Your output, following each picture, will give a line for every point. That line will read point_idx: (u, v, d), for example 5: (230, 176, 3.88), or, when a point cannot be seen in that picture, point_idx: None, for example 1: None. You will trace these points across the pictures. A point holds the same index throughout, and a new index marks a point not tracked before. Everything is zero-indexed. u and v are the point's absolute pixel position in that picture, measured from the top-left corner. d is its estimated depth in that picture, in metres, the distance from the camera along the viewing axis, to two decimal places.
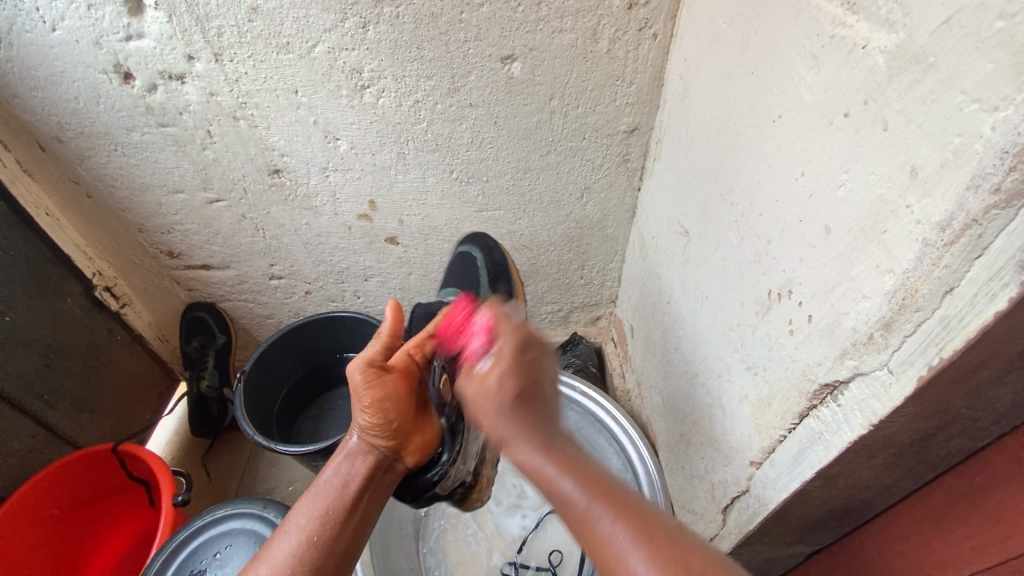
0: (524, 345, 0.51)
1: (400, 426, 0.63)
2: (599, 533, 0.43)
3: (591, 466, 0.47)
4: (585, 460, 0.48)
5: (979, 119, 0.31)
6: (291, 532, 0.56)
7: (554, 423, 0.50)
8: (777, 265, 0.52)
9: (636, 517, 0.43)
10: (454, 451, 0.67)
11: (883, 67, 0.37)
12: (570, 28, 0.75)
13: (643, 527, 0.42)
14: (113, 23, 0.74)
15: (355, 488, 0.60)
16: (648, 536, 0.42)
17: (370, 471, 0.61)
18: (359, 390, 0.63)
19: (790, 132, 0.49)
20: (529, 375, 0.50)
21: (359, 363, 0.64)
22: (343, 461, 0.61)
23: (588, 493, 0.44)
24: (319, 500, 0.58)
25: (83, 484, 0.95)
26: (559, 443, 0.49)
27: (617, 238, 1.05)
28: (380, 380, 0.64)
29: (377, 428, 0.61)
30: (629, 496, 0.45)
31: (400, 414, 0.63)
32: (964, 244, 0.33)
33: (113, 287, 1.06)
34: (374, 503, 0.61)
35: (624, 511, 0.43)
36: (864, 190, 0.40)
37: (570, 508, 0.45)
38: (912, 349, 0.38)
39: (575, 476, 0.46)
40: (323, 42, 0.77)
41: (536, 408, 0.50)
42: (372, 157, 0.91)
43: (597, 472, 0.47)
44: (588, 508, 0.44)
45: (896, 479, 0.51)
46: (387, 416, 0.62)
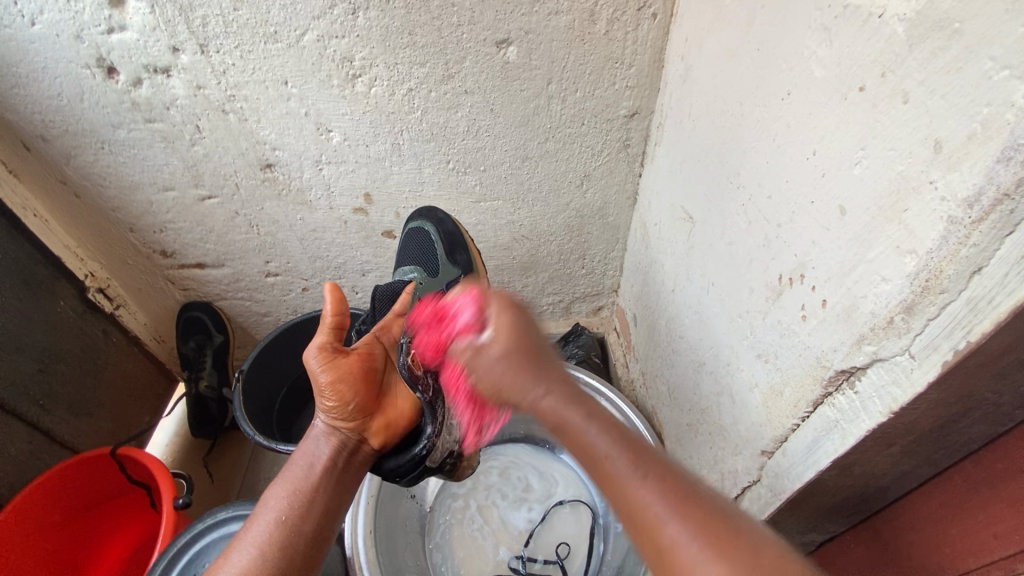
0: (514, 309, 0.47)
1: (359, 404, 0.64)
2: (637, 503, 0.38)
3: (627, 433, 0.42)
4: (615, 425, 0.43)
5: (1010, 86, 0.29)
6: (264, 516, 0.56)
7: (572, 394, 0.44)
8: (788, 249, 0.50)
9: (676, 490, 0.37)
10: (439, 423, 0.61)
11: (903, 35, 0.35)
12: (567, 9, 0.73)
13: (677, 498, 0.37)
14: (93, 15, 0.72)
15: (322, 467, 0.61)
16: (692, 513, 0.36)
17: (334, 452, 0.62)
18: (316, 375, 0.64)
19: (801, 109, 0.47)
20: (526, 341, 0.45)
21: (313, 348, 0.65)
22: (309, 443, 0.63)
23: (622, 455, 0.40)
24: (288, 481, 0.59)
25: (81, 489, 0.94)
26: (590, 412, 0.43)
27: (618, 226, 1.03)
28: (334, 363, 0.65)
29: (337, 408, 0.63)
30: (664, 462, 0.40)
31: (358, 393, 0.64)
32: (993, 221, 0.31)
33: (106, 289, 1.03)
34: (345, 484, 0.62)
35: (661, 476, 0.38)
36: (882, 167, 0.38)
37: (598, 465, 0.41)
38: (937, 333, 0.36)
39: (607, 435, 0.41)
40: (312, 30, 0.74)
41: (555, 377, 0.44)
42: (366, 148, 0.88)
43: (633, 438, 0.41)
44: (622, 472, 0.39)
45: (914, 466, 0.50)
46: (344, 396, 0.63)
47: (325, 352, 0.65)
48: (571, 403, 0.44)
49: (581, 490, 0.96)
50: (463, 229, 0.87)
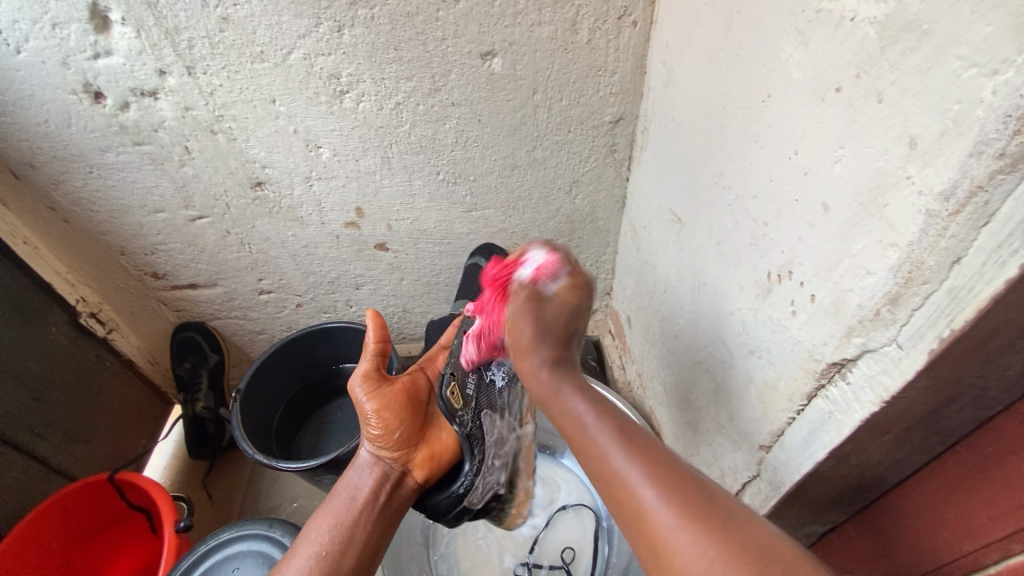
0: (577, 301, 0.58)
1: (404, 434, 0.67)
2: (617, 469, 0.45)
3: (611, 415, 0.50)
4: (599, 399, 0.52)
5: (978, 83, 0.30)
6: (305, 551, 0.57)
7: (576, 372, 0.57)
8: (775, 246, 0.51)
9: (655, 462, 0.44)
10: (478, 463, 0.66)
11: (874, 38, 0.37)
12: (549, 20, 0.74)
13: (655, 467, 0.43)
14: (79, 41, 0.72)
15: (362, 500, 0.62)
16: (663, 475, 0.43)
17: (375, 484, 0.64)
18: (362, 404, 0.67)
19: (781, 110, 0.48)
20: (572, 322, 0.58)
21: (359, 379, 0.68)
22: (351, 475, 0.65)
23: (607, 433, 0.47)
24: (327, 514, 0.61)
25: (79, 516, 0.92)
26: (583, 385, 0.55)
27: (608, 230, 1.05)
28: (380, 392, 0.68)
29: (383, 438, 0.66)
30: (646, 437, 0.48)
31: (403, 421, 0.67)
32: (970, 212, 0.32)
33: (98, 313, 1.02)
34: (384, 519, 0.63)
35: (638, 449, 0.45)
36: (862, 164, 0.39)
37: (585, 437, 0.49)
38: (922, 323, 0.37)
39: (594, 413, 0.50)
40: (298, 49, 0.75)
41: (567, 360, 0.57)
42: (356, 163, 0.89)
43: (615, 418, 0.49)
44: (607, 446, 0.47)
45: (907, 453, 0.51)
46: (390, 425, 0.66)
47: (370, 381, 0.69)
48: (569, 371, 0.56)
49: (583, 494, 0.96)
50: None
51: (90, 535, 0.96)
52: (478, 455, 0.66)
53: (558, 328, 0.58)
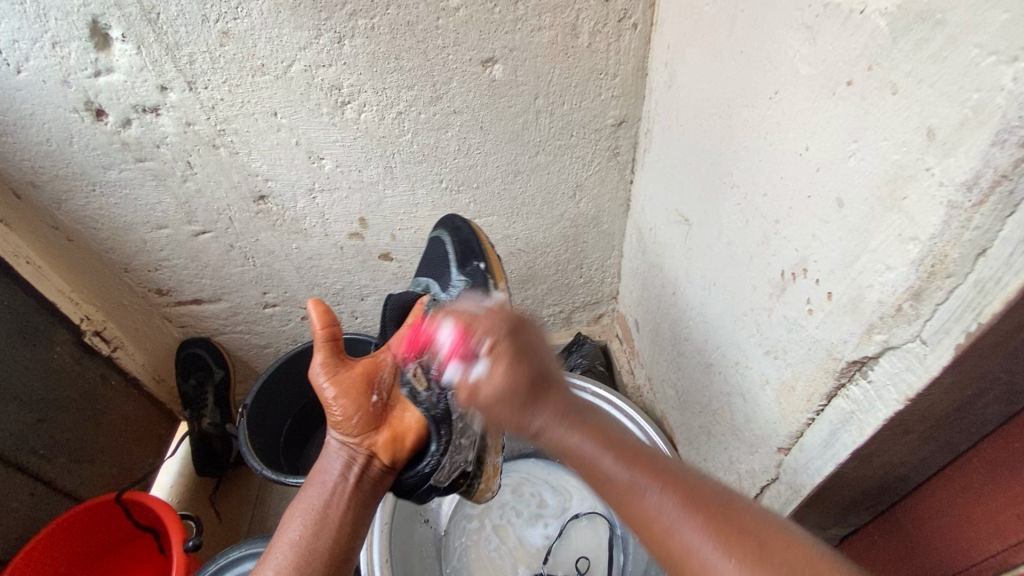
0: (517, 328, 0.47)
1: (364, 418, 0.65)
2: (648, 510, 0.39)
3: (623, 441, 0.43)
4: (612, 428, 0.45)
5: (998, 71, 0.29)
6: (284, 539, 0.58)
7: (571, 396, 0.46)
8: (788, 244, 0.51)
9: (685, 490, 0.39)
10: (444, 443, 0.63)
11: (886, 29, 0.36)
12: (549, 25, 0.74)
13: (683, 490, 0.39)
14: (79, 60, 0.72)
15: (333, 483, 0.62)
16: (696, 504, 0.39)
17: (344, 468, 0.63)
18: (324, 391, 0.67)
19: (790, 106, 0.48)
20: (531, 361, 0.46)
21: (317, 368, 0.67)
22: (323, 460, 0.65)
23: (630, 468, 0.41)
24: (301, 502, 0.61)
25: (86, 536, 0.91)
26: (588, 421, 0.45)
27: (613, 234, 1.04)
28: (337, 379, 0.67)
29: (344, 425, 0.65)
30: (669, 461, 0.42)
31: (361, 408, 0.65)
32: (994, 202, 0.31)
33: (103, 331, 1.01)
34: (356, 500, 0.62)
35: (667, 479, 0.40)
36: (877, 157, 0.38)
37: (612, 485, 0.41)
38: (946, 318, 0.36)
39: (609, 450, 0.43)
40: (298, 61, 0.75)
41: (556, 395, 0.45)
42: (358, 173, 0.89)
43: (631, 445, 0.43)
44: (635, 487, 0.40)
45: (931, 452, 0.50)
46: (348, 411, 0.65)
47: (329, 367, 0.67)
48: (569, 415, 0.45)
49: (596, 502, 0.95)
50: (480, 232, 0.81)
51: (98, 552, 0.95)
52: (444, 434, 0.63)
53: (541, 367, 0.46)
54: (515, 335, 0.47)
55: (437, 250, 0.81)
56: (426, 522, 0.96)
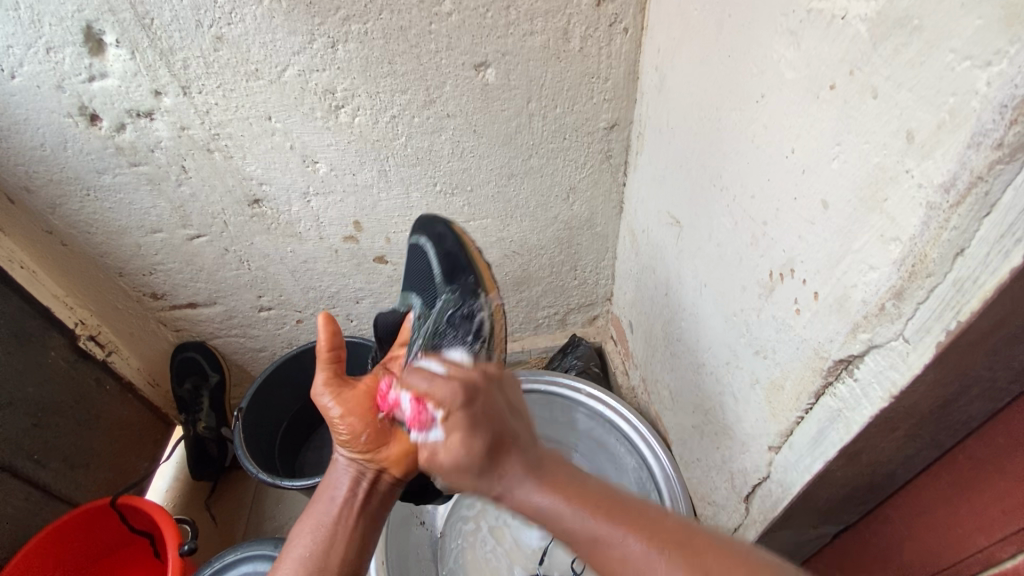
0: (472, 398, 0.50)
1: (370, 434, 0.65)
2: (618, 556, 0.41)
3: (586, 485, 0.46)
4: (575, 476, 0.47)
5: (973, 75, 0.30)
6: (292, 556, 0.58)
7: (531, 447, 0.50)
8: (776, 245, 0.51)
9: (647, 528, 0.41)
10: None
11: (866, 35, 0.37)
12: (541, 29, 0.75)
13: (645, 528, 0.41)
14: (73, 65, 0.73)
15: (341, 499, 0.62)
16: (659, 537, 0.40)
17: (353, 483, 0.63)
18: (328, 411, 0.67)
19: (776, 109, 0.48)
20: (486, 423, 0.49)
21: (320, 388, 0.68)
22: (332, 475, 0.65)
23: (590, 518, 0.43)
24: (307, 520, 0.60)
25: (81, 540, 0.91)
26: (549, 468, 0.48)
27: (607, 236, 1.05)
28: (340, 397, 0.68)
29: (350, 441, 0.65)
30: (630, 501, 0.44)
31: (366, 425, 0.66)
32: (971, 203, 0.32)
33: (98, 336, 1.01)
34: (368, 513, 0.62)
35: (631, 521, 0.42)
36: (860, 160, 0.39)
37: (576, 537, 0.43)
38: (927, 316, 0.37)
39: (571, 497, 0.45)
40: (292, 66, 0.75)
41: (518, 452, 0.49)
42: (353, 177, 0.89)
43: (592, 489, 0.45)
44: (598, 532, 0.42)
45: (918, 449, 0.50)
46: (353, 429, 0.65)
47: (332, 386, 0.68)
48: (536, 469, 0.48)
49: None
50: (459, 233, 0.81)
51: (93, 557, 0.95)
52: None
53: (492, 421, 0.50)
54: (470, 404, 0.50)
55: (421, 262, 0.79)
56: (423, 524, 0.97)
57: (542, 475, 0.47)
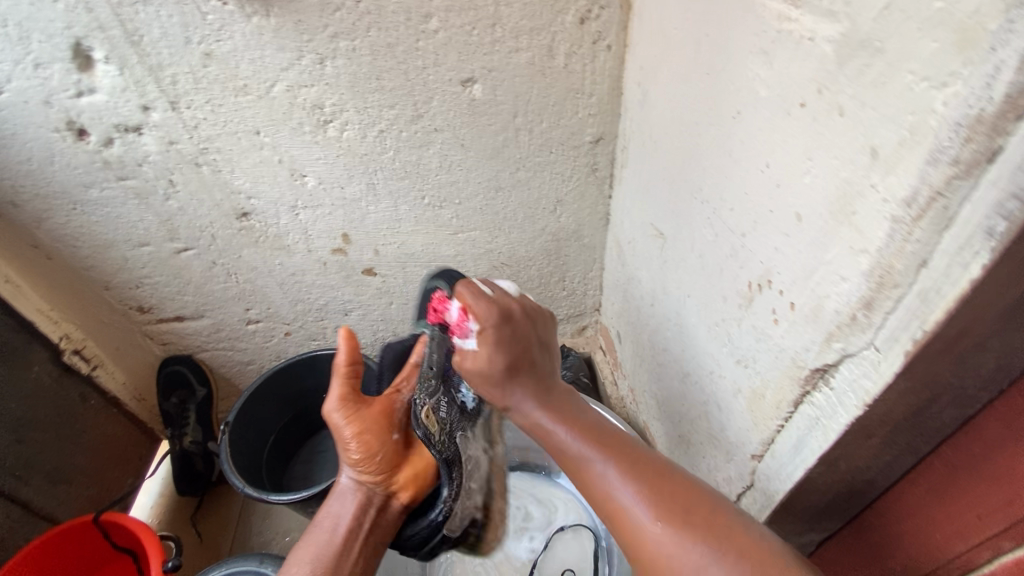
0: (505, 318, 0.53)
1: (385, 456, 0.68)
2: (600, 481, 0.48)
3: (584, 422, 0.52)
4: (574, 409, 0.53)
5: (929, 95, 0.32)
6: None
7: (546, 378, 0.54)
8: (754, 256, 0.53)
9: (631, 466, 0.48)
10: (456, 487, 0.67)
11: (832, 55, 0.39)
12: (526, 47, 0.77)
13: (627, 460, 0.49)
14: (62, 80, 0.73)
15: (344, 528, 0.65)
16: (641, 477, 0.47)
17: (359, 509, 0.66)
18: (341, 429, 0.68)
19: (751, 126, 0.50)
20: (518, 342, 0.53)
21: (334, 405, 0.70)
22: (336, 501, 0.68)
23: (587, 446, 0.49)
24: (311, 547, 0.64)
25: (65, 556, 0.89)
26: (555, 397, 0.53)
27: (594, 247, 1.06)
28: (357, 414, 0.69)
29: (363, 462, 0.67)
30: (623, 446, 0.50)
31: (383, 445, 0.68)
32: (931, 217, 0.33)
33: (82, 350, 1.00)
34: (370, 544, 0.65)
35: (619, 457, 0.49)
36: (830, 174, 0.40)
37: (569, 457, 0.50)
38: (896, 325, 0.38)
39: (573, 429, 0.51)
40: (281, 81, 0.76)
41: (531, 372, 0.53)
42: (342, 190, 0.90)
43: (591, 427, 0.51)
44: (585, 456, 0.49)
45: (896, 456, 0.51)
46: (371, 448, 0.67)
47: (346, 403, 0.70)
48: (542, 396, 0.52)
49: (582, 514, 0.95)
50: None
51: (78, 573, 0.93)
52: (456, 479, 0.67)
53: (522, 347, 0.53)
54: (504, 323, 0.53)
55: (434, 299, 0.86)
56: None
57: (547, 403, 0.52)
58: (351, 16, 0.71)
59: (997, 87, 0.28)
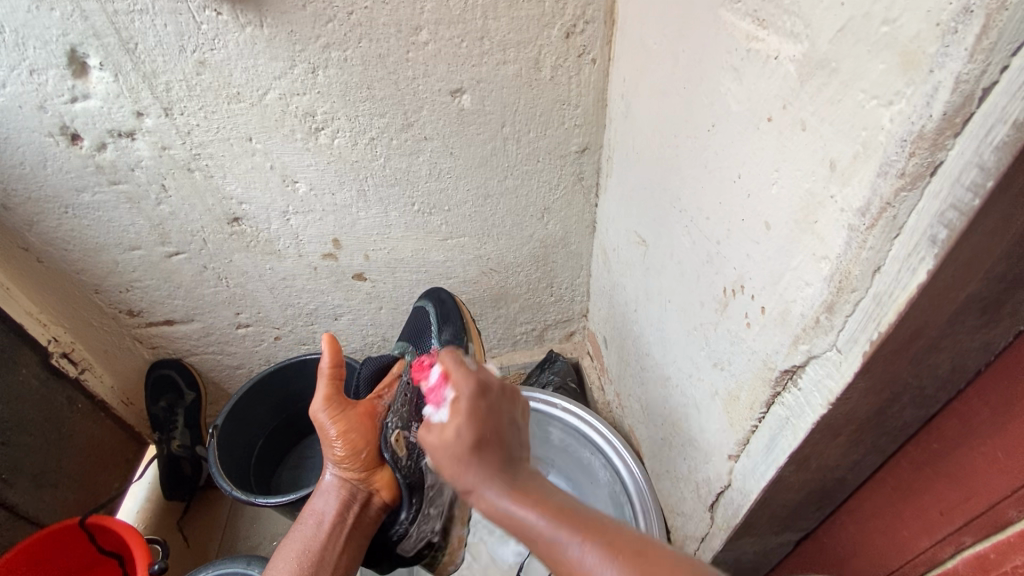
0: (481, 392, 0.54)
1: (368, 456, 0.70)
2: (570, 560, 0.43)
3: (552, 497, 0.47)
4: (546, 490, 0.49)
5: (878, 113, 0.34)
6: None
7: (516, 466, 0.51)
8: (728, 263, 0.55)
9: (600, 535, 0.43)
10: (414, 512, 0.71)
11: (795, 74, 0.41)
12: (513, 59, 0.79)
13: (601, 534, 0.43)
14: (57, 86, 0.75)
15: (328, 524, 0.68)
16: (612, 549, 0.42)
17: (341, 508, 0.68)
18: (326, 428, 0.69)
19: (724, 138, 0.52)
20: (492, 421, 0.53)
21: (320, 405, 0.70)
22: (322, 497, 0.70)
23: (552, 523, 0.44)
24: (298, 542, 0.67)
25: (51, 559, 0.89)
26: (521, 479, 0.49)
27: (581, 254, 1.08)
28: (342, 415, 0.70)
29: (348, 461, 0.69)
30: (593, 515, 0.46)
31: (366, 444, 0.70)
32: (883, 225, 0.35)
33: (70, 353, 1.00)
34: (352, 538, 0.68)
35: (588, 530, 0.43)
36: (795, 185, 0.43)
37: (538, 539, 0.45)
38: (855, 327, 0.40)
39: (540, 507, 0.46)
40: (274, 89, 0.78)
41: (502, 453, 0.51)
42: (332, 196, 0.92)
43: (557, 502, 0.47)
44: (552, 534, 0.44)
45: (863, 455, 0.53)
46: (354, 449, 0.69)
47: (331, 403, 0.70)
48: (511, 480, 0.49)
49: None
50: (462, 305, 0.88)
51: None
52: (415, 504, 0.70)
53: (491, 430, 0.52)
54: (481, 397, 0.54)
55: (420, 319, 0.86)
56: None
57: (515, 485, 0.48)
58: (343, 28, 0.73)
59: (936, 106, 0.30)
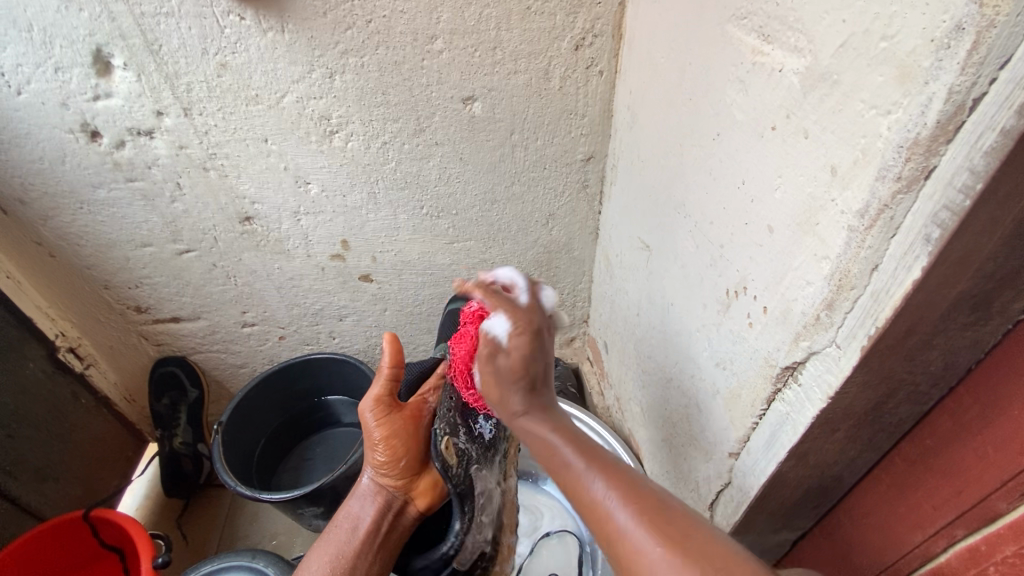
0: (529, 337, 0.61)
1: (407, 462, 0.74)
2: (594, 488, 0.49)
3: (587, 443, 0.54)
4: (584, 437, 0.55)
5: (877, 121, 0.37)
6: None
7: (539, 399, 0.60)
8: (731, 265, 0.57)
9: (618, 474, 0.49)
10: (467, 521, 0.74)
11: (799, 85, 0.44)
12: (524, 69, 0.82)
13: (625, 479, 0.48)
14: (80, 84, 0.77)
15: (364, 530, 0.70)
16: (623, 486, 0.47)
17: (377, 514, 0.72)
18: (371, 429, 0.73)
19: (729, 146, 0.55)
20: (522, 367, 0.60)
21: (370, 404, 0.74)
22: (360, 500, 0.73)
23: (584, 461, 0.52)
24: (332, 545, 0.69)
25: (52, 550, 0.89)
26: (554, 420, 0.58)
27: (583, 260, 1.10)
28: (387, 418, 0.74)
29: (388, 465, 0.73)
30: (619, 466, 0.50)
31: (408, 451, 0.74)
32: (880, 226, 0.38)
33: (77, 348, 1.01)
34: (384, 546, 0.71)
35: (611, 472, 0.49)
36: (797, 191, 0.46)
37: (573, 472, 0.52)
38: (853, 324, 0.42)
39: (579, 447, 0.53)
40: (291, 93, 0.81)
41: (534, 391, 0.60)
42: (343, 198, 0.94)
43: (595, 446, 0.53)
44: (584, 470, 0.50)
45: (859, 452, 0.55)
46: (395, 453, 0.73)
47: (380, 404, 0.74)
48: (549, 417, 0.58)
49: (567, 520, 0.97)
50: None
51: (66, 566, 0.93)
52: (467, 512, 0.74)
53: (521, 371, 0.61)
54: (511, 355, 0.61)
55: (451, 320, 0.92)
56: None
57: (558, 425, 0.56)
58: (361, 35, 0.76)
59: (930, 115, 0.33)
